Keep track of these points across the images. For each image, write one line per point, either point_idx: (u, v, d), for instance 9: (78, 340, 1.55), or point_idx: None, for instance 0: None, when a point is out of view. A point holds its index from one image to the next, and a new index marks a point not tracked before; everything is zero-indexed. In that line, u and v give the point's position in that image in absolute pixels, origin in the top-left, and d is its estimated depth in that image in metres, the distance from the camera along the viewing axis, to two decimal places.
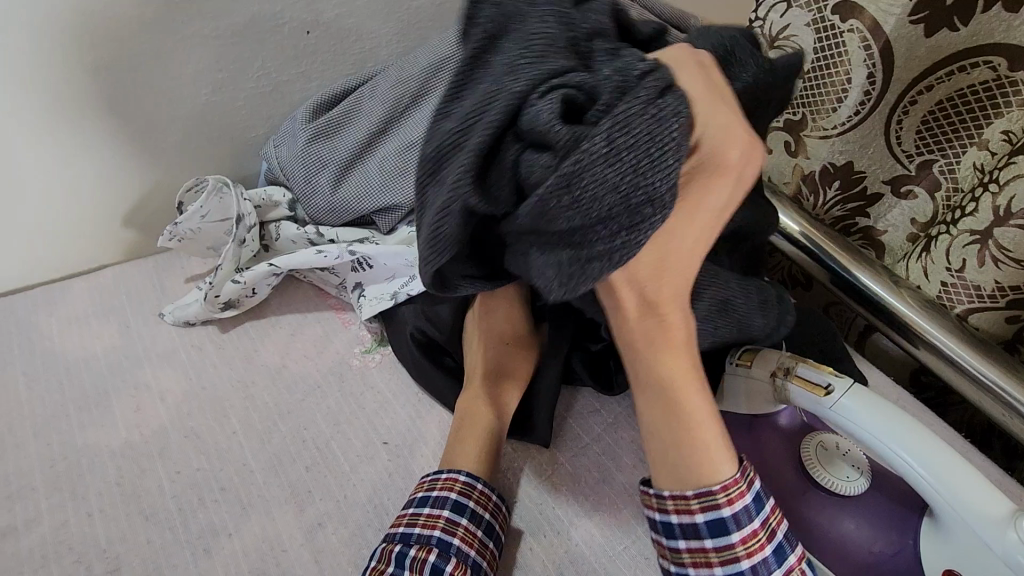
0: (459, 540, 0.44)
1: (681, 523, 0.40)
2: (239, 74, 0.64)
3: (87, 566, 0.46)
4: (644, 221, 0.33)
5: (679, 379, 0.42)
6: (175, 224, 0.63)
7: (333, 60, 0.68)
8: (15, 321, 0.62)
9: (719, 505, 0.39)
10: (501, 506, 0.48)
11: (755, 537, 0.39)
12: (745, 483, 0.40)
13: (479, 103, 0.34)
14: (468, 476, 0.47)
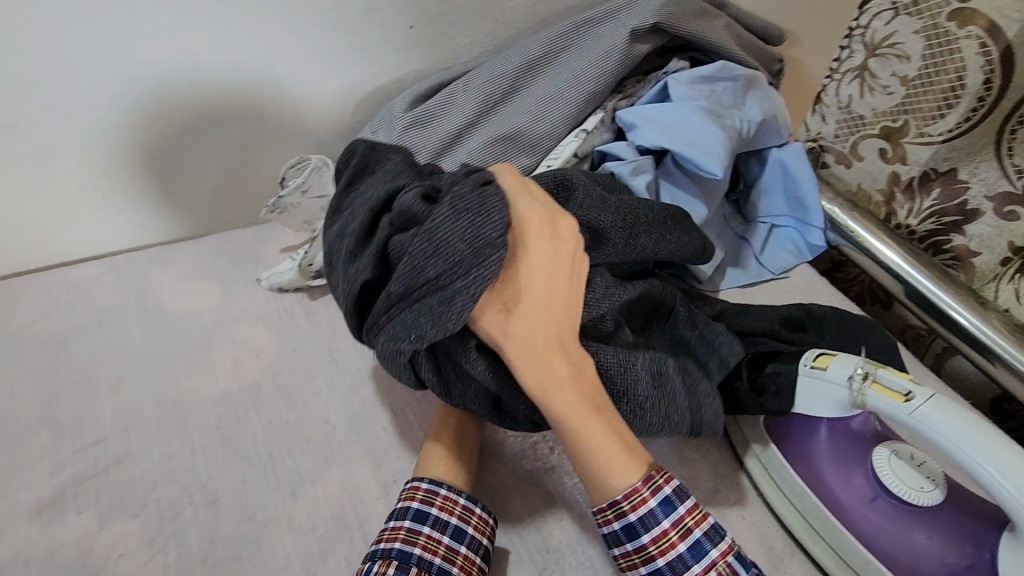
0: (421, 548, 0.45)
1: (605, 531, 0.44)
2: (346, 64, 0.69)
3: (189, 496, 0.51)
4: (487, 258, 0.40)
5: (577, 413, 0.42)
6: (278, 197, 0.68)
7: (430, 55, 0.73)
8: (132, 274, 0.69)
9: (625, 512, 0.42)
10: (472, 510, 0.48)
11: (662, 537, 0.42)
12: (644, 486, 0.42)
13: (368, 211, 0.48)
14: (430, 483, 0.49)
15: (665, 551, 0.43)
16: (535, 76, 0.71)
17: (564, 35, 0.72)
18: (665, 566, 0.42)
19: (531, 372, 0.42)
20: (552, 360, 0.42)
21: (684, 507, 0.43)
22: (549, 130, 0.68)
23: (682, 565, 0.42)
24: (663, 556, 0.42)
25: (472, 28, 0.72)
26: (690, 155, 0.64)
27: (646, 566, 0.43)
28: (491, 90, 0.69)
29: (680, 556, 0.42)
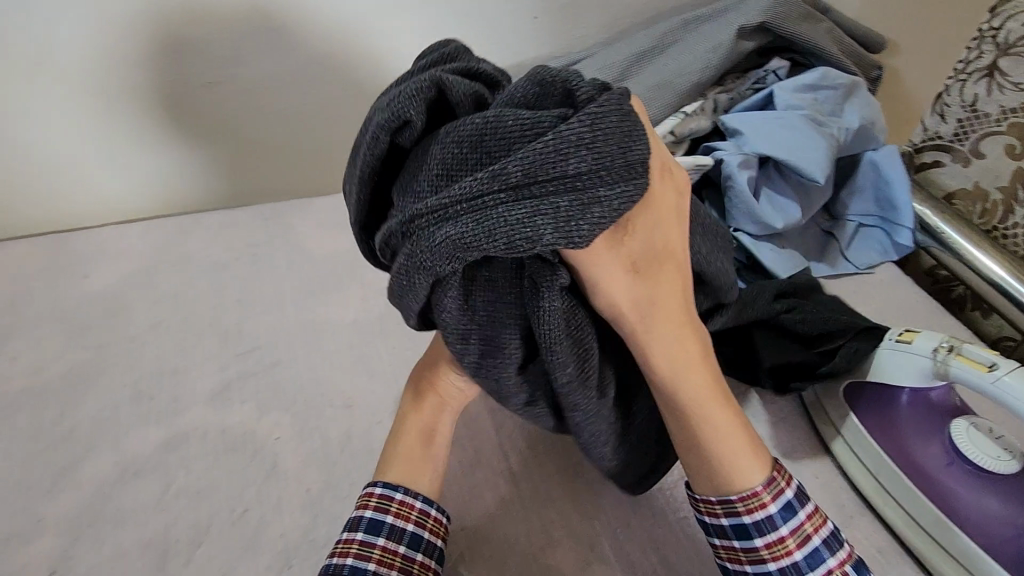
0: (376, 561, 0.45)
1: (711, 523, 0.48)
2: (472, 47, 0.78)
3: (330, 398, 0.60)
4: (640, 176, 0.34)
5: (700, 390, 0.47)
6: None
7: (550, 43, 0.81)
8: (278, 217, 0.79)
9: (739, 513, 0.46)
10: (427, 513, 0.48)
11: (777, 544, 0.45)
12: (767, 495, 0.46)
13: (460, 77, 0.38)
14: (384, 488, 0.48)
15: (776, 556, 0.46)
16: (643, 66, 0.76)
17: (672, 31, 0.77)
18: (774, 568, 0.46)
19: (665, 350, 0.45)
20: (686, 342, 0.46)
21: (803, 517, 0.46)
22: (653, 116, 0.74)
23: (794, 570, 0.46)
24: (773, 560, 0.46)
25: (587, 23, 0.79)
26: (789, 160, 0.70)
27: (751, 564, 0.46)
28: (604, 76, 0.76)
29: (794, 562, 0.46)
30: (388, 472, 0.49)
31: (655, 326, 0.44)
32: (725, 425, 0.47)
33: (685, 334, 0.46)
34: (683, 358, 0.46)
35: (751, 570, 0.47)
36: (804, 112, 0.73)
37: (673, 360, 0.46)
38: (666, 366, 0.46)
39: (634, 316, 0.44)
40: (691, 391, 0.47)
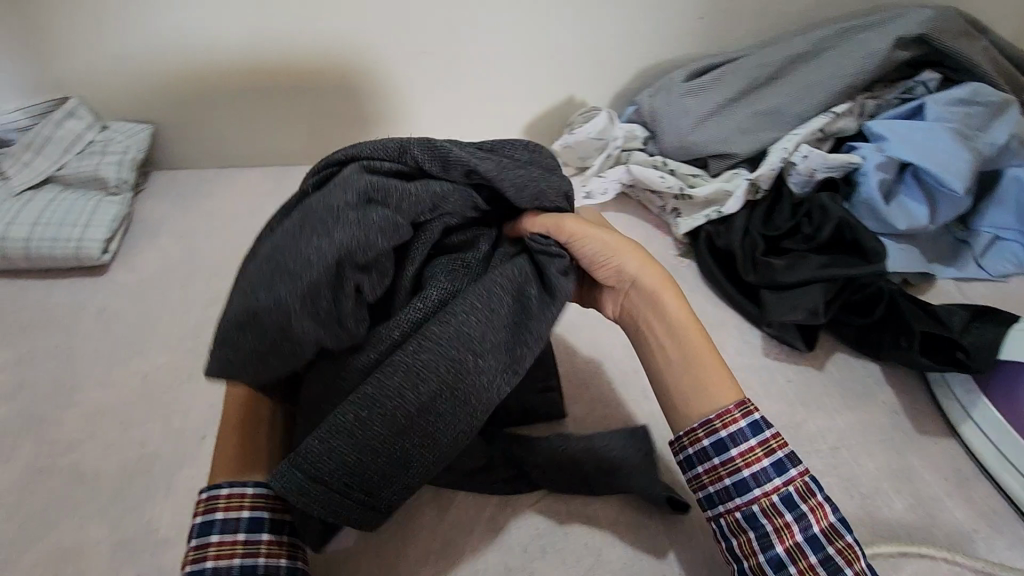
0: (213, 559, 0.41)
1: (696, 453, 0.45)
2: (638, 39, 0.88)
3: None
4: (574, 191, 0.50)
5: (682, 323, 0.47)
6: (570, 134, 0.88)
7: (707, 42, 0.90)
8: None
9: (716, 429, 0.44)
10: (265, 495, 0.44)
11: (750, 450, 0.44)
12: (737, 408, 0.44)
13: None
14: (209, 490, 0.44)
15: (750, 464, 0.44)
16: (796, 69, 0.84)
17: (830, 37, 0.83)
18: (750, 477, 0.44)
19: (646, 281, 0.48)
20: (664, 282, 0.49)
21: (769, 430, 0.44)
22: (802, 113, 0.82)
23: (767, 479, 0.43)
24: (748, 468, 0.44)
25: (745, 29, 0.89)
26: (931, 168, 0.74)
27: (731, 478, 0.44)
28: (758, 74, 0.83)
29: (764, 469, 0.43)
30: (223, 469, 0.45)
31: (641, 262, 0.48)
32: (705, 356, 0.46)
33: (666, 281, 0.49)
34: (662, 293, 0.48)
35: (732, 487, 0.44)
36: (953, 126, 0.77)
37: (657, 295, 0.48)
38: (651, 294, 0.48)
39: (631, 252, 0.48)
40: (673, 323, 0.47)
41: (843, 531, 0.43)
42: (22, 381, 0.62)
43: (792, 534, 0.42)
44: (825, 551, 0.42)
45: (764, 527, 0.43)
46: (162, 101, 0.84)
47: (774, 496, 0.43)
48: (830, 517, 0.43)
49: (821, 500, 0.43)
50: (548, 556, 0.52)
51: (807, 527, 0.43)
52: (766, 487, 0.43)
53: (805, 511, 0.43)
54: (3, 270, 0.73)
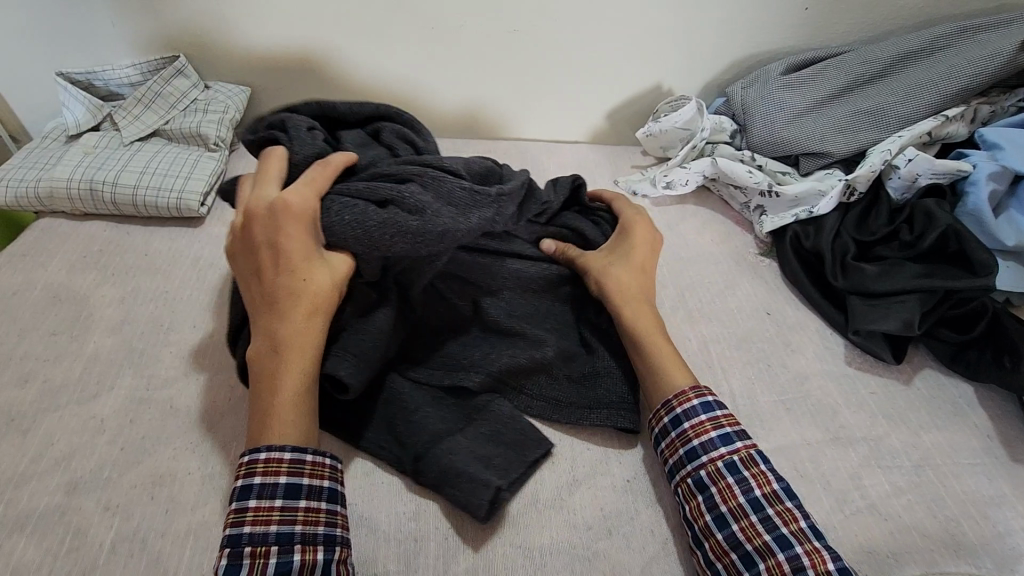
0: (250, 524, 0.44)
1: (660, 430, 0.55)
2: (739, 27, 0.85)
3: None
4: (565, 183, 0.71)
5: (643, 322, 0.61)
6: (655, 122, 0.87)
7: (809, 35, 0.87)
8: (532, 153, 0.94)
9: (673, 406, 0.54)
10: (302, 462, 0.47)
11: (699, 423, 0.52)
12: (692, 391, 0.54)
13: (475, 214, 0.56)
14: (250, 453, 0.47)
15: (700, 435, 0.52)
16: (906, 66, 0.80)
17: (947, 35, 0.79)
18: (699, 446, 0.52)
19: (614, 282, 0.63)
20: (631, 282, 0.63)
21: (720, 410, 0.53)
22: (909, 114, 0.78)
23: (712, 448, 0.51)
24: (698, 438, 0.52)
25: (850, 23, 0.86)
26: None
27: (684, 449, 0.52)
28: (862, 73, 0.81)
29: (711, 439, 0.52)
30: (279, 432, 0.48)
31: (620, 279, 0.63)
32: (658, 348, 0.59)
33: (638, 300, 0.63)
34: (624, 291, 0.63)
35: (683, 456, 0.52)
36: None
37: (623, 304, 0.62)
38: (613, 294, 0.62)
39: (591, 264, 0.65)
40: (631, 320, 0.61)
41: (782, 498, 0.49)
42: (126, 317, 0.67)
43: (735, 495, 0.49)
44: (763, 511, 0.48)
45: (710, 490, 0.49)
46: (262, 64, 0.87)
47: (719, 462, 0.50)
48: (772, 485, 0.50)
49: (762, 470, 0.50)
50: (613, 537, 0.52)
51: (748, 491, 0.49)
52: (713, 455, 0.51)
53: (746, 476, 0.50)
54: (111, 214, 0.79)
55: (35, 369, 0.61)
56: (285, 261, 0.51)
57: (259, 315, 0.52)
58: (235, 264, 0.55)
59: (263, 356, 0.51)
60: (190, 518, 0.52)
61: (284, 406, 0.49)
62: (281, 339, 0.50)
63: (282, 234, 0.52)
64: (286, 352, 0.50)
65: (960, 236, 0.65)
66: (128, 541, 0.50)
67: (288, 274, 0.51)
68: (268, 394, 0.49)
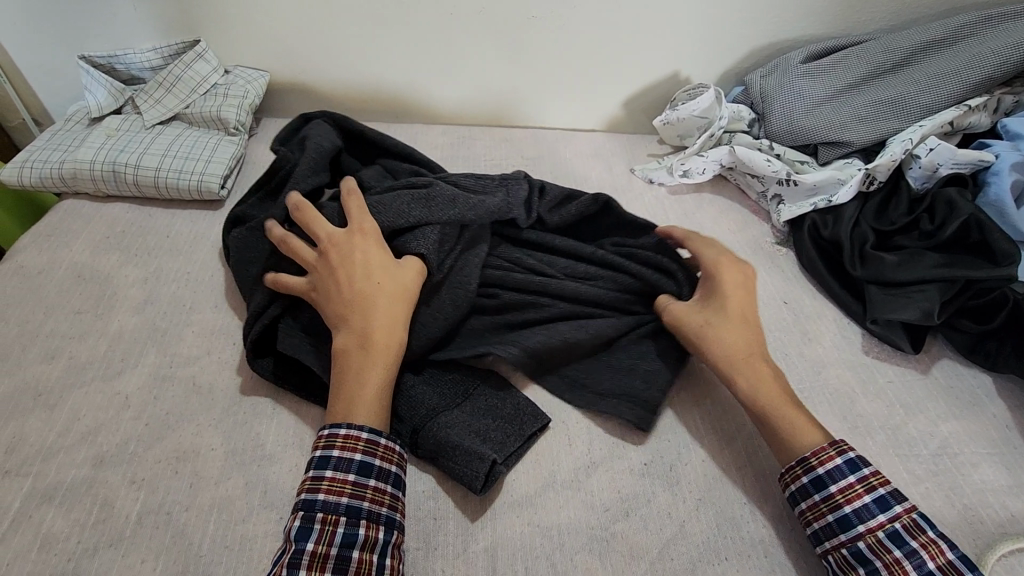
0: (325, 493, 0.46)
1: (798, 491, 0.51)
2: (759, 16, 0.85)
3: None
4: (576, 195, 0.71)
5: (762, 387, 0.55)
6: (672, 110, 0.87)
7: (828, 24, 0.86)
8: (548, 141, 0.94)
9: (813, 466, 0.50)
10: (376, 443, 0.50)
11: (850, 487, 0.49)
12: (832, 448, 0.51)
13: (496, 199, 0.65)
14: (330, 428, 0.49)
15: (852, 501, 0.48)
16: (928, 56, 0.80)
17: (970, 24, 0.78)
18: (853, 513, 0.48)
19: (725, 338, 0.58)
20: (745, 338, 0.58)
21: (868, 469, 0.50)
22: (930, 104, 0.77)
23: (869, 515, 0.48)
24: (850, 505, 0.48)
25: (871, 12, 0.85)
26: None
27: (835, 515, 0.48)
28: (882, 62, 0.80)
29: (866, 506, 0.48)
30: (360, 412, 0.51)
31: (736, 345, 0.57)
32: (782, 409, 0.54)
33: (756, 359, 0.57)
34: (739, 352, 0.57)
35: (835, 523, 0.48)
36: None
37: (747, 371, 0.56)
38: (727, 357, 0.57)
39: (694, 322, 0.59)
40: (747, 385, 0.56)
41: (959, 568, 0.45)
42: (148, 297, 0.68)
43: (906, 569, 0.45)
44: None
45: (874, 564, 0.46)
46: (279, 49, 0.88)
47: (879, 532, 0.47)
48: (945, 554, 0.45)
49: (931, 537, 0.46)
50: (631, 518, 0.52)
51: (919, 564, 0.45)
52: (870, 524, 0.47)
53: (914, 547, 0.46)
54: (133, 196, 0.80)
55: (61, 346, 0.62)
56: (365, 271, 0.56)
57: (340, 322, 0.55)
58: (309, 288, 0.58)
59: (348, 352, 0.53)
60: (214, 492, 0.53)
61: (369, 395, 0.51)
62: (365, 334, 0.53)
63: (359, 250, 0.58)
64: (372, 348, 0.53)
65: (983, 224, 0.64)
66: (154, 513, 0.51)
67: (366, 279, 0.56)
68: (352, 383, 0.52)
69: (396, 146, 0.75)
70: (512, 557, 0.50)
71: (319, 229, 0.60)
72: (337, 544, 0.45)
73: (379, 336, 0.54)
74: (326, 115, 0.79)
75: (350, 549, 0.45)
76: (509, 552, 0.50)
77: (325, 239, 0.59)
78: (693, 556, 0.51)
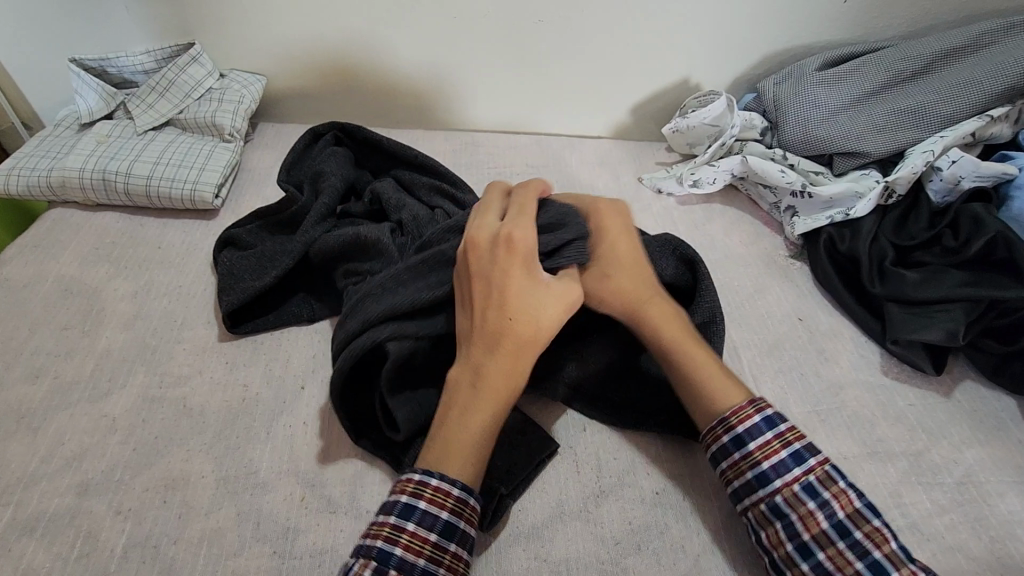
0: (402, 548, 0.42)
1: (716, 450, 0.48)
2: (773, 21, 0.82)
3: None
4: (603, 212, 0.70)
5: (672, 334, 0.53)
6: (682, 118, 0.84)
7: (844, 31, 0.84)
8: (553, 148, 0.91)
9: (730, 422, 0.48)
10: (465, 502, 0.44)
11: (766, 444, 0.46)
12: (750, 405, 0.48)
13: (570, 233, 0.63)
14: (423, 474, 0.44)
15: (769, 458, 0.46)
16: (949, 63, 0.77)
17: (992, 31, 0.76)
18: (769, 470, 0.45)
19: (623, 278, 0.56)
20: (636, 279, 0.56)
21: (784, 424, 0.47)
22: (951, 114, 0.74)
23: (784, 470, 0.45)
24: (767, 462, 0.46)
25: (888, 18, 0.82)
26: None
27: (753, 474, 0.46)
28: (902, 69, 0.77)
29: (783, 461, 0.45)
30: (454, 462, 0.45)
31: (619, 285, 0.55)
32: (702, 363, 0.51)
33: (654, 297, 0.55)
34: (630, 293, 0.55)
35: (753, 481, 0.46)
36: None
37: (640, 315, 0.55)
38: (625, 299, 0.55)
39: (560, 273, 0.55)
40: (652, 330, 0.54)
41: (868, 517, 0.43)
42: (138, 312, 0.65)
43: (817, 521, 0.43)
44: (851, 535, 0.43)
45: (789, 518, 0.44)
46: (276, 52, 0.85)
47: (795, 487, 0.44)
48: (855, 503, 0.44)
49: (843, 488, 0.44)
50: (643, 553, 0.50)
51: (832, 514, 0.43)
52: (786, 478, 0.45)
53: (827, 499, 0.44)
54: (123, 205, 0.77)
55: (46, 365, 0.60)
56: (500, 293, 0.49)
57: (464, 344, 0.50)
58: (450, 282, 0.53)
59: (460, 387, 0.48)
60: (203, 524, 0.50)
61: (467, 447, 0.46)
62: (482, 374, 0.48)
63: (500, 266, 0.50)
64: (483, 392, 0.47)
65: (1009, 241, 0.62)
66: (141, 547, 0.48)
67: (499, 306, 0.49)
68: (452, 424, 0.47)
69: (419, 158, 0.73)
70: None
71: (480, 222, 0.53)
72: None
73: (495, 382, 0.48)
74: (334, 128, 0.77)
75: None
76: None
77: (473, 235, 0.52)
78: None
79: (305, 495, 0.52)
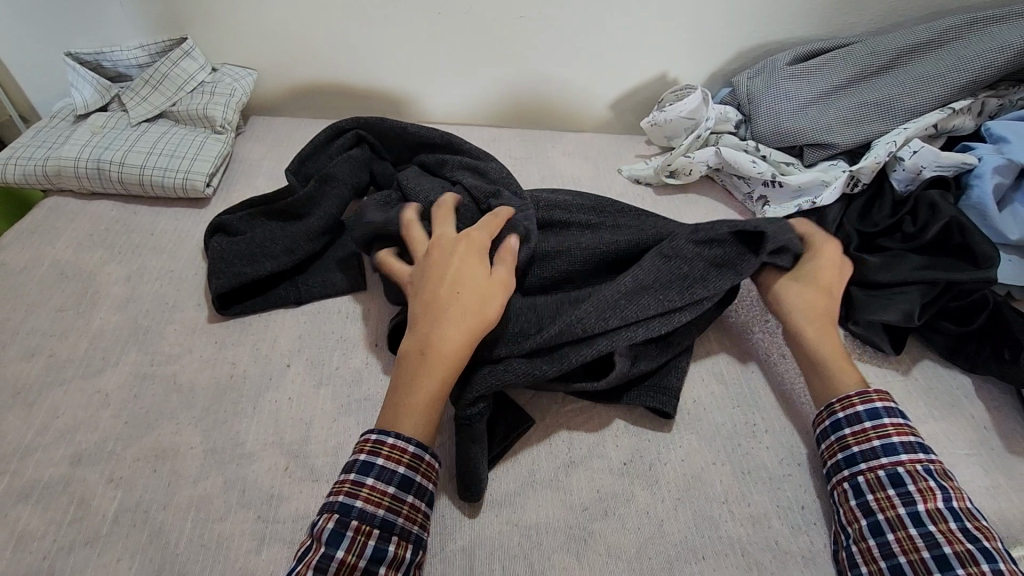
0: (362, 501, 0.46)
1: (846, 416, 0.54)
2: (747, 17, 0.85)
3: None
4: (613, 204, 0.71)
5: (827, 339, 0.59)
6: (659, 111, 0.87)
7: (815, 27, 0.87)
8: (536, 141, 0.94)
9: (872, 401, 0.54)
10: (421, 458, 0.49)
11: (903, 425, 0.52)
12: (889, 395, 0.55)
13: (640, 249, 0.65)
14: (379, 434, 0.49)
15: (900, 435, 0.52)
16: (913, 58, 0.80)
17: (956, 27, 0.79)
18: (899, 443, 0.51)
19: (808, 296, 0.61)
20: (822, 298, 0.62)
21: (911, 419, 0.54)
22: (914, 107, 0.77)
23: (912, 448, 0.51)
24: (898, 436, 0.52)
25: (857, 16, 0.85)
26: None
27: (882, 441, 0.52)
28: (868, 64, 0.80)
29: (910, 441, 0.52)
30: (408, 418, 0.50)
31: (809, 298, 0.61)
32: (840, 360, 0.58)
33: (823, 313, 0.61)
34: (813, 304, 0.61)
35: (881, 449, 0.51)
36: None
37: (804, 324, 0.60)
38: (805, 309, 0.61)
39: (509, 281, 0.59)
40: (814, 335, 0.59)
41: (976, 515, 0.48)
42: (131, 295, 0.67)
43: (935, 498, 0.48)
44: (962, 522, 0.47)
45: (907, 486, 0.49)
46: (267, 47, 0.88)
47: (918, 464, 0.50)
48: (965, 501, 0.49)
49: (955, 486, 0.50)
50: (609, 518, 0.52)
51: (947, 497, 0.49)
52: (910, 455, 0.51)
53: (945, 485, 0.49)
54: (118, 193, 0.79)
55: (42, 344, 0.62)
56: (454, 278, 0.55)
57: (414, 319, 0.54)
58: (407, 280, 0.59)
59: (410, 355, 0.52)
60: (191, 491, 0.52)
61: (419, 406, 0.50)
62: (433, 342, 0.51)
63: (457, 256, 0.56)
64: (431, 355, 0.51)
65: (965, 229, 0.65)
66: (131, 512, 0.51)
67: (450, 287, 0.54)
68: (405, 385, 0.51)
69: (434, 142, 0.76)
70: (489, 556, 0.50)
71: (443, 229, 0.61)
72: (367, 557, 0.44)
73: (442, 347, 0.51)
74: (352, 127, 0.78)
75: (378, 564, 0.44)
76: (486, 551, 0.50)
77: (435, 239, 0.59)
78: (670, 555, 0.51)
79: (288, 464, 0.55)
